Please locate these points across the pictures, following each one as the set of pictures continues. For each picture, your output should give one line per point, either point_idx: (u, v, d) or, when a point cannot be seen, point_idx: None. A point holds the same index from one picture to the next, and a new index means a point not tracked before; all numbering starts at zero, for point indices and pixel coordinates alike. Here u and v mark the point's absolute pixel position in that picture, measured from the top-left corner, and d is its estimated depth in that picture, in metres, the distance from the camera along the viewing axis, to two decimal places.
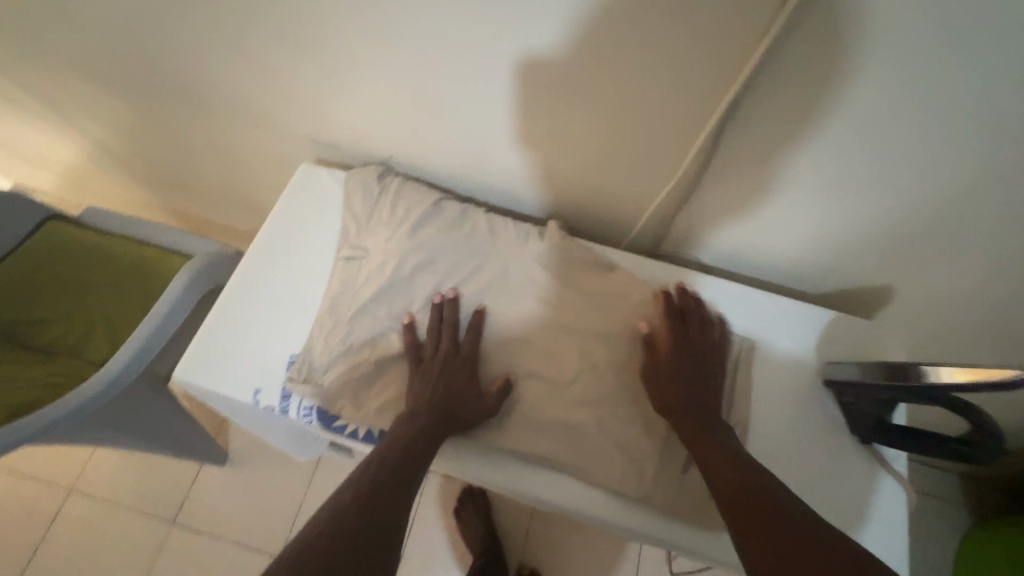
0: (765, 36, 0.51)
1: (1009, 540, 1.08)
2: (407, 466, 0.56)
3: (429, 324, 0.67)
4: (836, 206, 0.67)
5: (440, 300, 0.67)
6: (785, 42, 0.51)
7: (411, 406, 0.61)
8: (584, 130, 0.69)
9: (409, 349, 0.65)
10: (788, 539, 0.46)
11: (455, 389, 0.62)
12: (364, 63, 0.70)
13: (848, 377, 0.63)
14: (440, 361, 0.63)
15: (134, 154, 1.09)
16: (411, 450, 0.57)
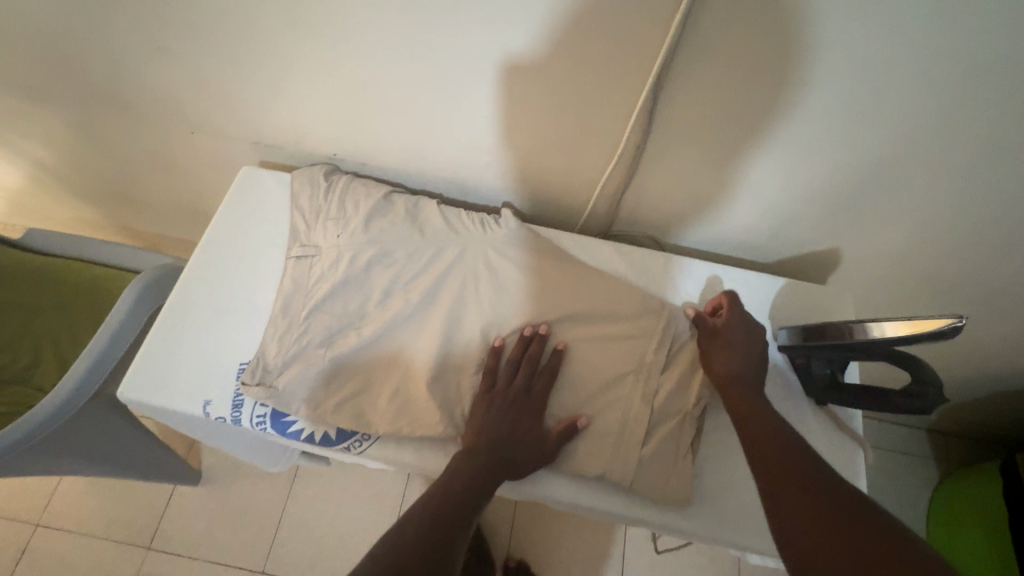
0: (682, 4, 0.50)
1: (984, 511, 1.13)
2: (472, 497, 0.54)
3: (513, 353, 0.64)
4: (779, 173, 0.68)
5: (531, 334, 0.65)
6: (707, 8, 0.50)
7: (472, 440, 0.59)
8: (524, 113, 0.68)
9: (486, 374, 0.63)
10: (812, 496, 0.45)
11: (519, 429, 0.60)
12: (294, 60, 0.68)
13: (797, 341, 0.63)
14: (514, 397, 0.61)
15: (72, 171, 1.05)
16: (474, 481, 0.55)
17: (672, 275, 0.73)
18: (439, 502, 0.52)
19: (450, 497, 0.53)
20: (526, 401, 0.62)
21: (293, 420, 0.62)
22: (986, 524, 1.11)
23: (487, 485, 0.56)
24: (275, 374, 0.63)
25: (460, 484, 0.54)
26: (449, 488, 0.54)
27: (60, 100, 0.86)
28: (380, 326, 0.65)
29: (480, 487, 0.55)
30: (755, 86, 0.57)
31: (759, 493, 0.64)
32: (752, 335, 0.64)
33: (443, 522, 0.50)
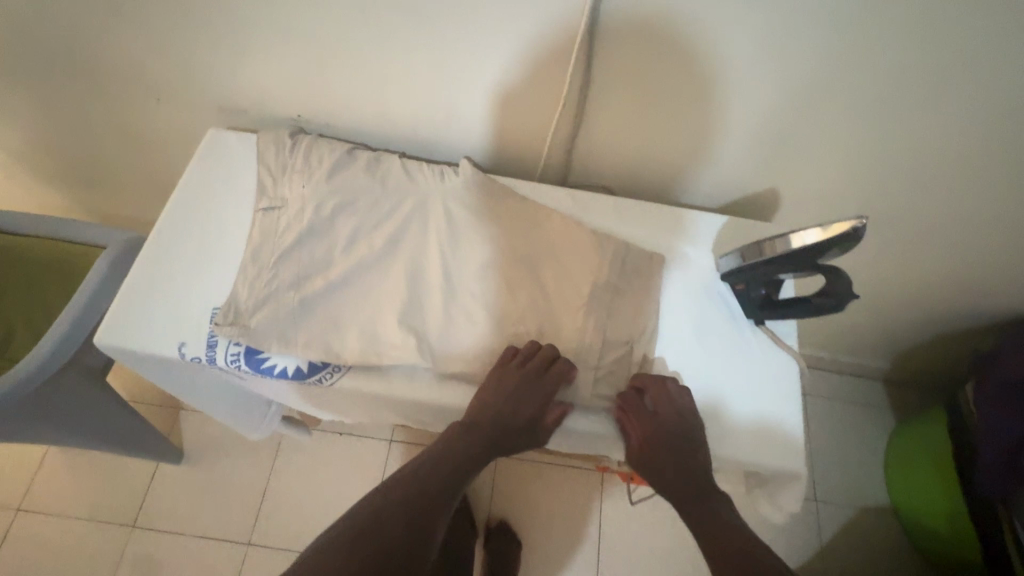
0: None
1: (938, 452, 1.18)
2: (447, 490, 0.63)
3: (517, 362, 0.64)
4: (715, 113, 0.73)
5: (538, 347, 0.64)
6: None
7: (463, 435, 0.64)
8: (473, 64, 0.72)
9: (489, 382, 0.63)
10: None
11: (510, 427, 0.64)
12: (247, 18, 0.71)
13: (734, 266, 0.68)
14: (511, 403, 0.63)
15: (36, 149, 1.06)
16: (453, 471, 0.63)
17: (623, 216, 0.77)
18: (410, 501, 0.60)
19: (421, 496, 0.61)
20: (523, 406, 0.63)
21: (265, 355, 0.65)
22: (943, 463, 1.16)
23: (467, 472, 0.64)
24: (248, 313, 0.65)
25: (431, 482, 0.62)
26: (415, 490, 0.61)
27: (19, 69, 0.86)
28: (347, 268, 0.68)
29: (456, 479, 0.63)
30: (683, 22, 0.62)
31: (715, 408, 0.67)
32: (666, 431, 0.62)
33: (419, 527, 0.59)
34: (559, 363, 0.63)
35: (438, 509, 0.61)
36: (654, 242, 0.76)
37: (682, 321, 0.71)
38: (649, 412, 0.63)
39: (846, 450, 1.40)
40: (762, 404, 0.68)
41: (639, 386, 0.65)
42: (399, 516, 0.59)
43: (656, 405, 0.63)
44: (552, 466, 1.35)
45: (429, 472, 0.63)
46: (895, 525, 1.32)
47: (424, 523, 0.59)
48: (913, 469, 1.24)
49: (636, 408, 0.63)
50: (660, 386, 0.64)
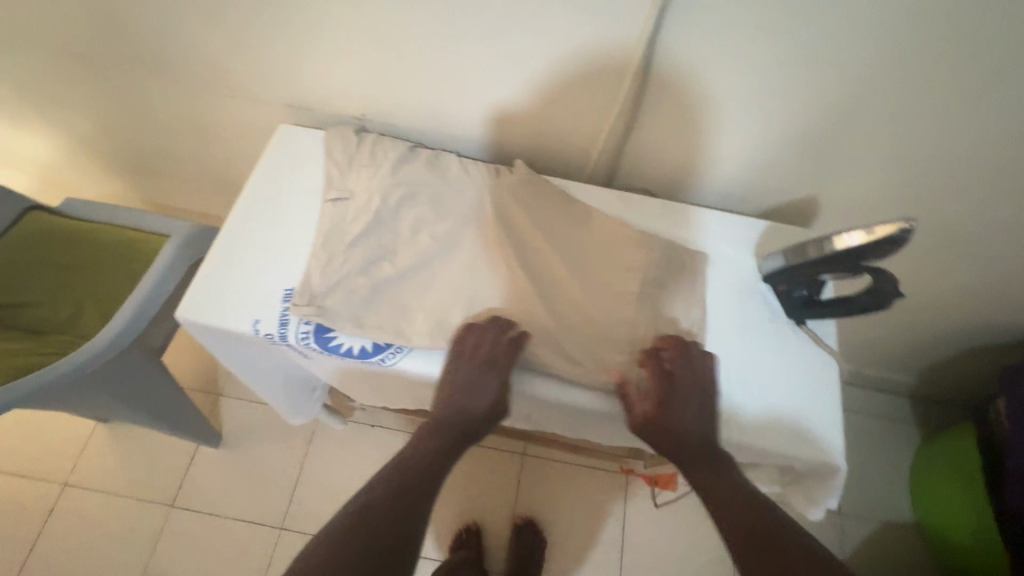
0: None
1: (966, 466, 1.18)
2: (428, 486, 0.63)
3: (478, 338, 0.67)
4: (762, 122, 0.76)
5: (496, 324, 0.68)
6: None
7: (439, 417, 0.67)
8: (533, 69, 0.76)
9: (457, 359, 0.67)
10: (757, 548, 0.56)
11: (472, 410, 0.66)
12: (323, 23, 0.76)
13: (776, 267, 0.72)
14: (472, 376, 0.66)
15: (107, 137, 1.13)
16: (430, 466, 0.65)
17: (669, 216, 0.80)
18: (395, 500, 0.61)
19: (404, 496, 0.61)
20: (485, 380, 0.65)
21: (333, 334, 0.70)
22: (971, 479, 1.16)
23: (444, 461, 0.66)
24: (319, 292, 0.70)
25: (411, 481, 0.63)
26: (397, 490, 0.62)
27: (106, 65, 0.93)
28: (410, 257, 0.73)
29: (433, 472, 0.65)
30: (742, 34, 0.65)
31: (762, 401, 0.69)
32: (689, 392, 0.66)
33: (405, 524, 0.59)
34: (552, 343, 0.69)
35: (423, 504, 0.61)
36: (700, 244, 0.79)
37: (726, 318, 0.74)
38: (667, 371, 0.66)
39: (869, 464, 1.40)
40: (802, 400, 0.70)
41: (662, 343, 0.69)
42: (386, 517, 0.59)
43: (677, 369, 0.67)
44: (577, 467, 1.38)
45: (408, 472, 0.64)
46: (917, 540, 1.32)
47: (410, 517, 0.59)
48: (937, 484, 1.24)
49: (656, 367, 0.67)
50: (681, 350, 0.68)
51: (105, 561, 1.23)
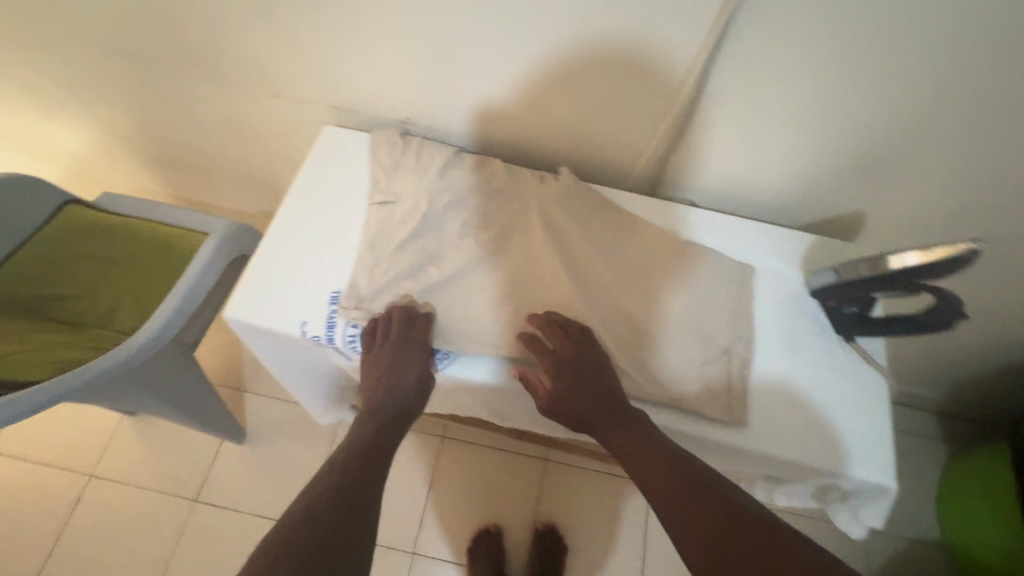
0: None
1: (991, 483, 1.17)
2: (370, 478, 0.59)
3: (385, 320, 0.68)
4: (814, 136, 0.75)
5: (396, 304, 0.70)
6: None
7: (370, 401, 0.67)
8: (585, 77, 0.75)
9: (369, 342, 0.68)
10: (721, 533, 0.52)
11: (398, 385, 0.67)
12: (375, 28, 0.76)
13: (827, 283, 0.71)
14: (388, 353, 0.67)
15: (147, 133, 1.14)
16: (371, 456, 0.62)
17: (714, 228, 0.80)
18: (336, 496, 0.56)
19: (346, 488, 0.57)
20: (402, 353, 0.66)
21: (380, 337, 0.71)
22: (993, 496, 1.15)
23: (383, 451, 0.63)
24: (368, 295, 0.70)
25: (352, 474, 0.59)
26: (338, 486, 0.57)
27: (152, 64, 0.93)
28: (457, 264, 0.73)
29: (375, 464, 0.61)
30: (805, 50, 0.65)
31: (812, 417, 0.69)
32: (587, 381, 0.65)
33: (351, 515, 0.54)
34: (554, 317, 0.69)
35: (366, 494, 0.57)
36: (745, 256, 0.78)
37: (773, 332, 0.73)
38: (556, 361, 0.65)
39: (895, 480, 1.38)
40: (851, 417, 0.69)
41: (525, 333, 0.68)
42: (328, 512, 0.54)
43: (568, 356, 0.66)
44: (599, 474, 1.37)
45: (347, 468, 0.60)
46: (943, 559, 1.30)
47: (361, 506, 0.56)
48: (958, 494, 1.24)
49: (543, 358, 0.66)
50: (553, 339, 0.67)
51: (129, 553, 1.23)
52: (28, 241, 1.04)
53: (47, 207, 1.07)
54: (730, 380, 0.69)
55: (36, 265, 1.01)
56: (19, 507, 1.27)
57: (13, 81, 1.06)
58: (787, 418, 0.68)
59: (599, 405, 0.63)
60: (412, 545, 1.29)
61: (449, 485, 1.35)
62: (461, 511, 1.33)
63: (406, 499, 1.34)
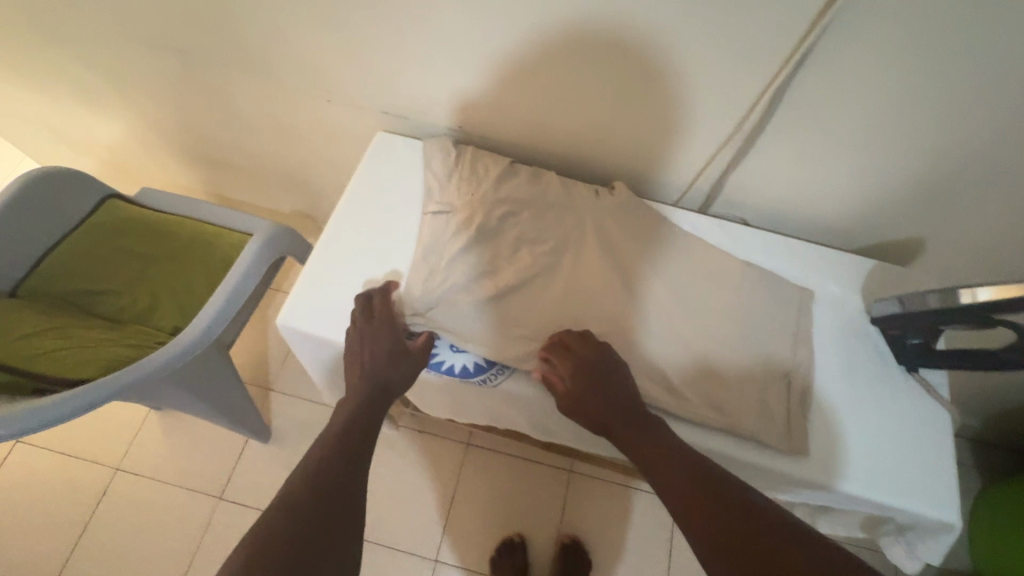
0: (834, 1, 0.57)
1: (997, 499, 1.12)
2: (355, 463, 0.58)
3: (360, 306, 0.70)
4: (883, 162, 0.73)
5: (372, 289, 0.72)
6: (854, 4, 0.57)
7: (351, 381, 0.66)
8: (651, 94, 0.73)
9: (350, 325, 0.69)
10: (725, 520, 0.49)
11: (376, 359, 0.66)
12: (437, 37, 0.74)
13: (890, 312, 0.70)
14: (362, 331, 0.68)
15: (189, 130, 1.14)
16: (351, 435, 0.60)
17: (767, 249, 0.79)
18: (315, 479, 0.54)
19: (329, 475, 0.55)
20: (374, 330, 0.68)
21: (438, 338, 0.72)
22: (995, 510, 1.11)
23: (365, 429, 0.62)
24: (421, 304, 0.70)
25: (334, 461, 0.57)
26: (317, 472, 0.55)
27: (203, 64, 0.93)
28: (514, 277, 0.72)
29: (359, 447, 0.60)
30: (884, 82, 0.63)
31: (874, 448, 0.67)
32: (602, 376, 0.64)
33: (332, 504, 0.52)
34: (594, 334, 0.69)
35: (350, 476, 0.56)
36: (800, 279, 0.77)
37: (832, 359, 0.72)
38: (572, 358, 0.65)
39: None
40: (916, 449, 0.67)
41: (555, 333, 0.69)
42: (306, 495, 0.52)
43: (580, 352, 0.66)
44: (625, 488, 1.35)
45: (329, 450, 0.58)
46: None
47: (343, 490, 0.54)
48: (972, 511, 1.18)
49: (558, 355, 0.66)
50: (572, 340, 0.67)
51: (153, 549, 1.23)
52: (70, 234, 1.04)
53: (89, 201, 1.07)
54: (790, 407, 0.67)
55: (78, 259, 1.01)
56: (46, 497, 1.28)
57: (61, 76, 1.07)
58: (849, 448, 0.67)
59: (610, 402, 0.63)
60: (434, 552, 1.28)
61: (472, 493, 1.34)
62: (484, 520, 1.32)
63: (429, 504, 1.33)
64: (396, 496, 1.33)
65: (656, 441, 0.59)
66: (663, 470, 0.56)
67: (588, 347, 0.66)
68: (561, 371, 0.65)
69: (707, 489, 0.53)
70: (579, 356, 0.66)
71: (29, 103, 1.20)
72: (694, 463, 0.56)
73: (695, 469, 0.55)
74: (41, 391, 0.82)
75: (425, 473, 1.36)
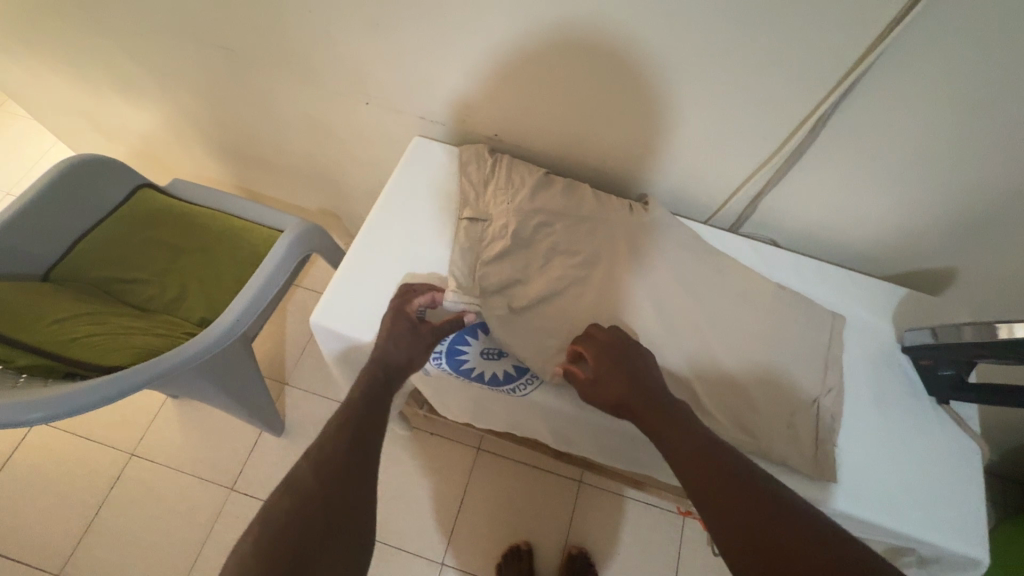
0: (887, 34, 0.57)
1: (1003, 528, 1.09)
2: (362, 449, 0.58)
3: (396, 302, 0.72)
4: (923, 192, 0.73)
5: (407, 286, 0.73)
6: (908, 36, 0.57)
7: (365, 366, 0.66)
8: (695, 114, 0.73)
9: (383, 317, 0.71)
10: (743, 512, 0.49)
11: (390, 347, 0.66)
12: (483, 48, 0.75)
13: (923, 341, 0.70)
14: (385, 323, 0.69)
15: (224, 125, 1.16)
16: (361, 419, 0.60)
17: (796, 272, 0.80)
18: (321, 465, 0.55)
19: (334, 464, 0.55)
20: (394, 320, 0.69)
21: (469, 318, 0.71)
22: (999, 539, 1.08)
23: (375, 414, 0.62)
24: (478, 296, 0.71)
25: (340, 448, 0.57)
26: (323, 460, 0.55)
27: (247, 62, 0.94)
28: (547, 287, 0.73)
29: (365, 432, 0.59)
30: (928, 117, 0.64)
31: (901, 477, 0.67)
32: (629, 364, 0.64)
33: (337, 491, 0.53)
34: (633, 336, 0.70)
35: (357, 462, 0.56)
36: (828, 303, 0.78)
37: (861, 386, 0.72)
38: (600, 349, 0.66)
39: None
40: (947, 483, 0.67)
41: (587, 328, 0.69)
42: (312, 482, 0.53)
43: (607, 343, 0.66)
44: (635, 503, 1.35)
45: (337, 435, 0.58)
46: None
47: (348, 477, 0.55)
48: None
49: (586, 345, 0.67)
50: (602, 334, 0.68)
51: (163, 536, 1.24)
52: (104, 221, 1.06)
53: (123, 189, 1.09)
54: (820, 433, 0.67)
55: (110, 246, 1.03)
56: (62, 479, 1.29)
57: (105, 67, 1.09)
58: (875, 476, 0.67)
59: (637, 390, 0.61)
60: (440, 556, 1.28)
61: (481, 499, 1.34)
62: (492, 526, 1.32)
63: (438, 507, 1.33)
64: (405, 497, 1.34)
65: (683, 430, 0.57)
66: (681, 458, 0.55)
67: (616, 340, 0.67)
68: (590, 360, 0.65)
69: (727, 481, 0.52)
70: (608, 348, 0.66)
71: (70, 90, 1.22)
72: (718, 454, 0.55)
73: (718, 460, 0.54)
74: (73, 374, 0.83)
75: (435, 476, 1.36)
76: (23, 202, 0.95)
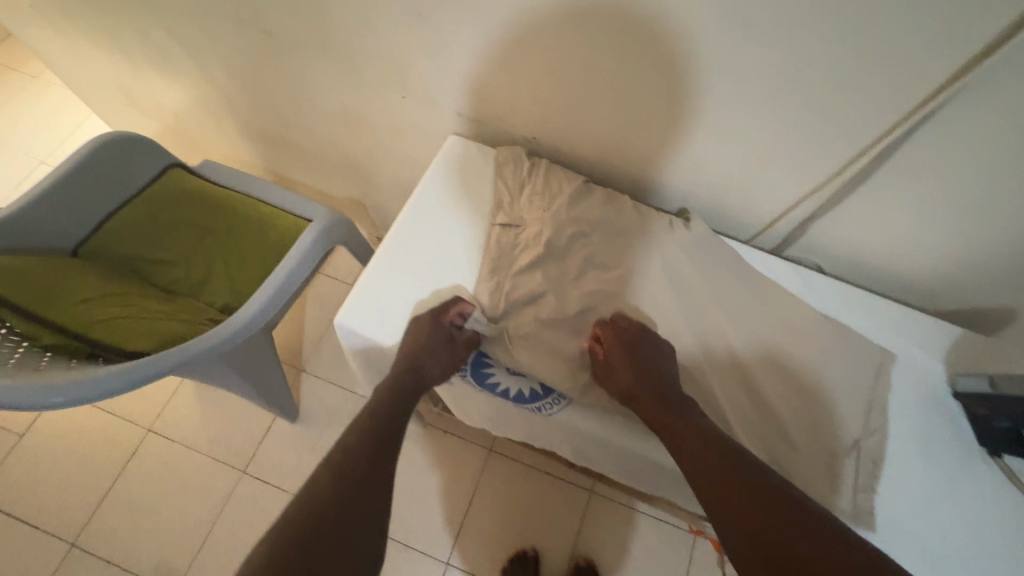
0: (977, 62, 0.53)
1: None
2: (381, 459, 0.58)
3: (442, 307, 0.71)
4: (993, 229, 0.68)
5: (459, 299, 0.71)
6: (1000, 65, 0.52)
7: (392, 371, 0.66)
8: (751, 132, 0.69)
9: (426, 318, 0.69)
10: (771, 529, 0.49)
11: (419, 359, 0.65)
12: (531, 48, 0.72)
13: (980, 389, 0.67)
14: (420, 328, 0.68)
15: (257, 108, 1.15)
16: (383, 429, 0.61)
17: (841, 302, 0.76)
18: (343, 474, 0.55)
19: (355, 471, 0.55)
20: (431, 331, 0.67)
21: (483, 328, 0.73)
22: None
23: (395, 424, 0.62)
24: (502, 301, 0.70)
25: (361, 457, 0.57)
26: (344, 464, 0.56)
27: (286, 47, 0.92)
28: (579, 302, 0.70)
29: (384, 442, 0.60)
30: (1010, 151, 0.59)
31: (946, 533, 0.62)
32: (651, 370, 0.64)
33: (356, 503, 0.53)
34: (658, 341, 0.69)
35: (377, 475, 0.56)
36: (877, 338, 0.74)
37: (906, 430, 0.68)
38: (620, 349, 0.66)
39: None
40: (995, 544, 0.62)
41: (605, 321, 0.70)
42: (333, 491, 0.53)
43: (630, 344, 0.67)
44: (645, 517, 1.32)
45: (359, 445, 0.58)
46: None
47: (370, 488, 0.55)
48: None
49: (608, 345, 0.67)
50: (620, 331, 0.68)
51: (175, 513, 1.25)
52: (132, 199, 1.06)
53: (154, 168, 1.09)
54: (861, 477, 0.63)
55: (139, 225, 1.03)
56: (81, 449, 1.31)
57: (144, 43, 1.09)
58: (918, 528, 0.62)
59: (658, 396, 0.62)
60: (446, 554, 1.27)
61: (490, 500, 1.33)
62: (499, 529, 1.30)
63: (446, 506, 1.32)
64: (414, 492, 1.33)
65: (718, 456, 0.56)
66: (706, 471, 0.55)
67: (636, 337, 0.68)
68: (613, 363, 0.65)
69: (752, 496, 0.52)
70: (628, 347, 0.66)
71: (108, 64, 1.22)
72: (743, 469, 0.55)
73: (743, 475, 0.54)
74: (98, 356, 0.83)
75: (445, 474, 1.36)
76: (55, 177, 0.95)
